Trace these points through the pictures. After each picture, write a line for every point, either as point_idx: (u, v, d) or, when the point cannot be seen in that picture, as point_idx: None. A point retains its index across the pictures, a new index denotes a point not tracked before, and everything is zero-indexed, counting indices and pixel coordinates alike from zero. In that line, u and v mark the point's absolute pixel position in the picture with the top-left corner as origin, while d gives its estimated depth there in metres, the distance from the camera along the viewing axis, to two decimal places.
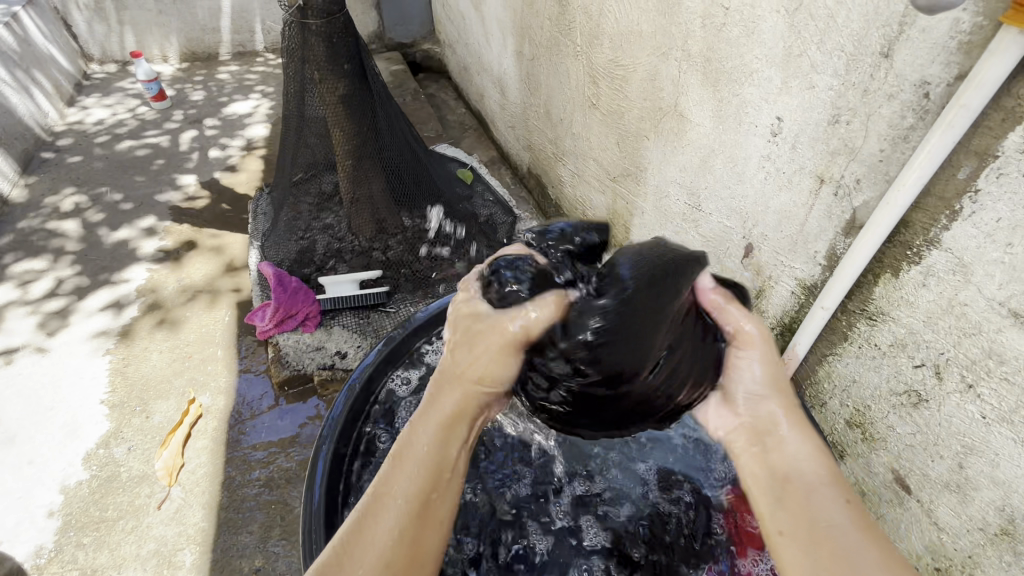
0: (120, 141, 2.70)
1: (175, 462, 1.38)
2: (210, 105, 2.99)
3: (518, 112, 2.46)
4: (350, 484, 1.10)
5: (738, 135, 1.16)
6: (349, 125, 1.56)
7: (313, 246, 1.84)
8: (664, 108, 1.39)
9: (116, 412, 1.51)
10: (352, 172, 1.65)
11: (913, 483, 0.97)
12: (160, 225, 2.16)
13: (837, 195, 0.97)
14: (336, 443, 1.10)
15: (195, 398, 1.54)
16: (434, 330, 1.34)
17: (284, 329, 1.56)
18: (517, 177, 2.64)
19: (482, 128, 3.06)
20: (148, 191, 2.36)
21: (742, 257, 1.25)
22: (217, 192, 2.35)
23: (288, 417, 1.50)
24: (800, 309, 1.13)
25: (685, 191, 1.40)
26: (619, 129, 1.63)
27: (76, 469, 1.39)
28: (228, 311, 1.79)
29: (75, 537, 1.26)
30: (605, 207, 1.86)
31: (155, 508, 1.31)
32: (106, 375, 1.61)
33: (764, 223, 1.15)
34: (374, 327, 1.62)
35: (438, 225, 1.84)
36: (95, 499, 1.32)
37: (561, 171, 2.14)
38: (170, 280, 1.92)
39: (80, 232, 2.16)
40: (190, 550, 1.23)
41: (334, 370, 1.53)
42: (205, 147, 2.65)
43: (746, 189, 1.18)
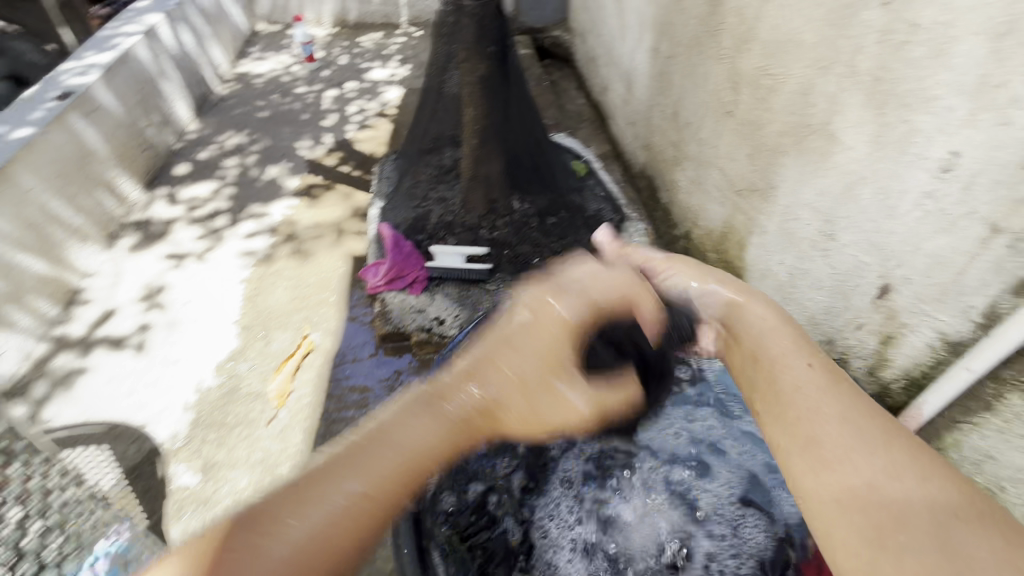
0: (274, 94, 3.00)
1: (286, 387, 1.56)
2: (352, 69, 3.22)
3: (643, 109, 2.40)
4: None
5: (898, 166, 1.06)
6: (482, 105, 1.60)
7: (427, 216, 1.93)
8: (811, 125, 1.30)
9: (244, 333, 1.73)
10: (475, 150, 1.69)
11: None
12: (298, 175, 2.40)
13: (1013, 249, 0.86)
14: None
15: (308, 334, 1.72)
16: None
17: (393, 288, 1.67)
18: (628, 176, 2.59)
19: (600, 120, 3.03)
20: (292, 142, 2.62)
21: (874, 297, 1.15)
22: (348, 152, 2.55)
23: (383, 367, 1.64)
24: (936, 365, 1.03)
25: (819, 216, 1.30)
26: (754, 140, 1.54)
27: (209, 375, 1.61)
28: (345, 262, 1.97)
29: (202, 431, 1.47)
30: (721, 219, 1.78)
31: (265, 423, 1.49)
32: (240, 300, 1.83)
33: (911, 266, 1.05)
34: (473, 301, 1.69)
35: (545, 212, 1.87)
36: (220, 404, 1.53)
37: (678, 176, 2.08)
38: (300, 225, 2.13)
39: (234, 170, 2.45)
40: (289, 467, 1.39)
41: (430, 334, 1.65)
42: (344, 108, 2.88)
43: (895, 226, 1.08)
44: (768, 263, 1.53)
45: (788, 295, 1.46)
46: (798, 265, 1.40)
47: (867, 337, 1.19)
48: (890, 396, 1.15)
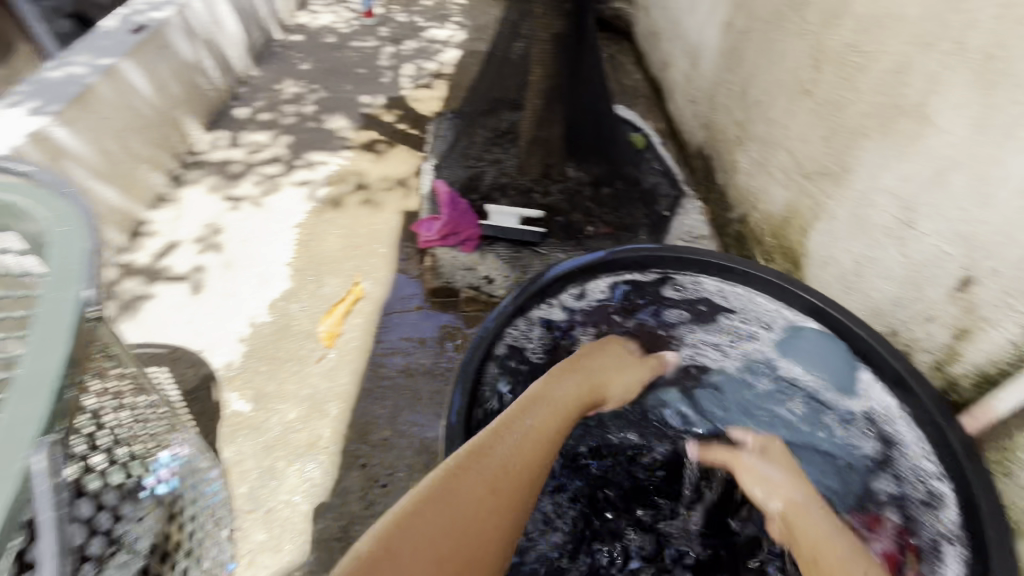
0: (332, 46, 3.01)
1: (336, 329, 1.60)
2: (409, 27, 3.20)
3: (706, 86, 2.33)
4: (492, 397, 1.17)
5: (1001, 151, 1.00)
6: (551, 66, 1.59)
7: (481, 176, 1.93)
8: (902, 107, 1.24)
9: (297, 275, 1.77)
10: (539, 112, 1.69)
11: None
12: (353, 128, 2.42)
13: None
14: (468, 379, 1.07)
15: (359, 282, 1.76)
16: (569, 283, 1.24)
17: (446, 243, 1.65)
18: (682, 155, 2.53)
19: (656, 97, 2.95)
20: (348, 96, 2.63)
21: (952, 289, 1.11)
22: (403, 109, 2.55)
23: (429, 321, 1.66)
24: (1015, 364, 0.99)
25: (898, 203, 1.25)
26: (832, 121, 1.48)
27: (263, 312, 1.66)
28: (397, 216, 1.98)
29: (255, 363, 1.52)
30: (783, 203, 1.73)
31: (315, 361, 1.53)
32: (294, 244, 1.88)
33: (999, 258, 1.01)
34: (523, 264, 1.67)
35: (601, 183, 1.85)
36: (274, 340, 1.58)
37: (738, 157, 2.02)
38: (353, 177, 2.15)
39: (291, 118, 2.48)
40: (336, 404, 1.44)
41: (479, 292, 1.69)
42: (400, 66, 2.86)
43: (987, 215, 1.03)
44: (832, 251, 1.49)
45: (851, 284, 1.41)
46: (867, 253, 1.35)
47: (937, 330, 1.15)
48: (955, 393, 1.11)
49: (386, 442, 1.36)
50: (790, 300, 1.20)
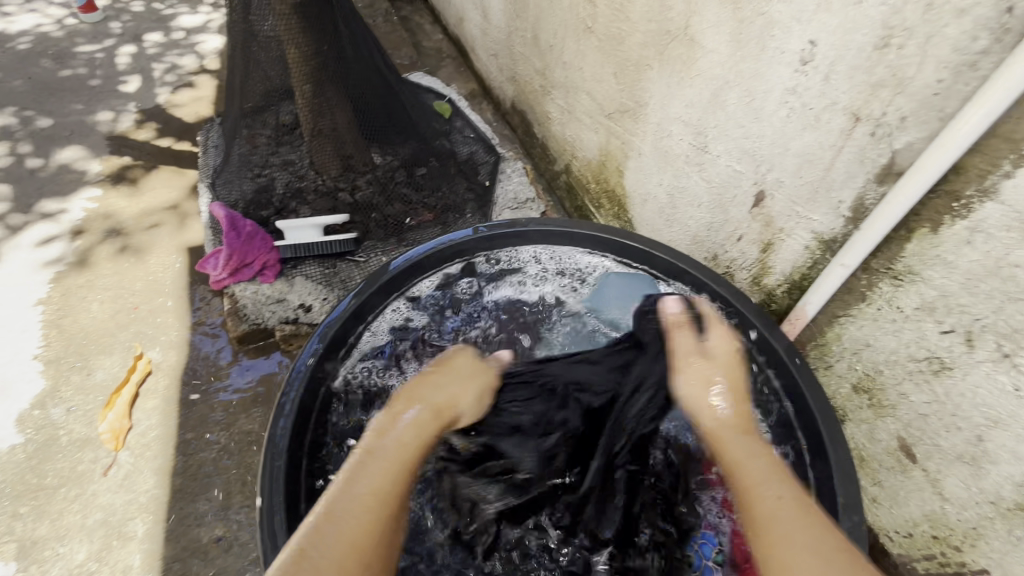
0: (44, 56, 2.34)
1: (122, 424, 1.25)
2: (149, 18, 2.61)
3: (502, 37, 2.20)
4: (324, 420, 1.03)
5: (760, 64, 1.00)
6: (305, 43, 1.33)
7: (272, 185, 1.64)
8: (672, 32, 1.21)
9: (52, 369, 1.35)
10: (312, 101, 1.44)
11: (920, 452, 0.91)
12: (96, 157, 1.91)
13: (874, 135, 0.84)
14: (300, 398, 0.97)
15: (142, 353, 1.39)
16: (407, 283, 1.19)
17: (240, 278, 1.39)
18: (499, 114, 2.41)
19: (461, 56, 2.77)
20: (80, 117, 2.07)
21: (751, 205, 1.13)
22: (161, 121, 2.08)
23: (247, 375, 1.37)
24: (814, 265, 1.03)
25: (691, 129, 1.24)
26: (617, 56, 1.44)
27: (9, 432, 1.24)
28: (179, 256, 1.61)
29: (11, 506, 1.13)
30: (597, 147, 1.69)
31: (100, 474, 1.18)
32: (39, 328, 1.43)
33: (781, 168, 1.02)
34: (342, 278, 1.46)
35: (412, 163, 1.66)
36: (32, 465, 1.19)
37: (548, 107, 1.95)
38: (109, 221, 1.70)
39: (2, 161, 1.89)
40: (142, 520, 1.12)
41: (298, 325, 1.40)
42: (146, 68, 2.32)
43: (763, 128, 1.04)
44: (648, 187, 1.48)
45: (670, 216, 1.42)
46: (676, 184, 1.35)
47: (748, 247, 1.18)
48: (775, 302, 1.16)
49: (220, 545, 1.10)
50: (608, 248, 1.23)
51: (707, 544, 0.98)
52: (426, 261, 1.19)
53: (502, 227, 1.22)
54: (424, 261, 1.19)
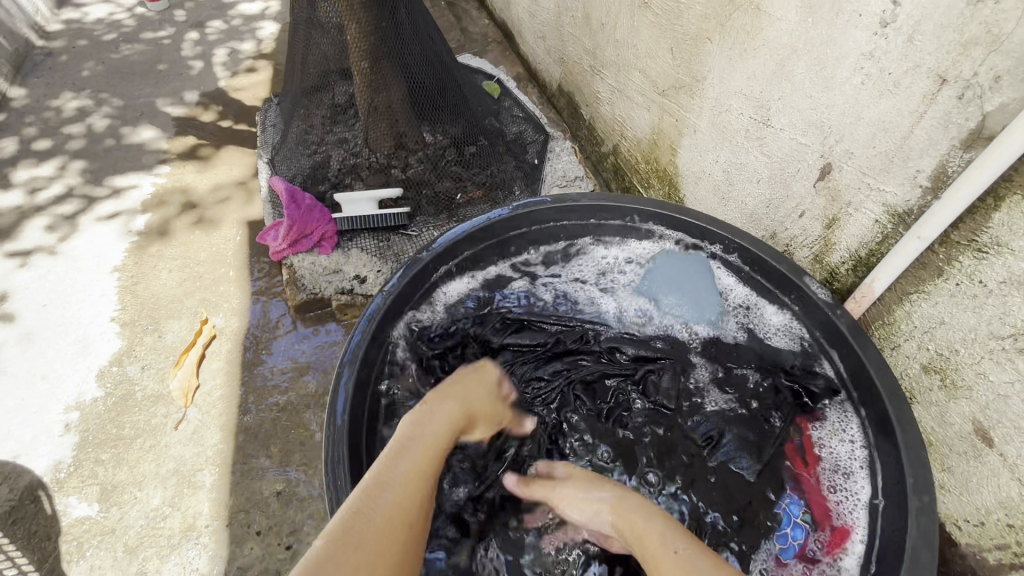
0: (116, 43, 2.48)
1: (191, 382, 1.33)
2: (211, 6, 2.72)
3: (550, 19, 2.18)
4: (377, 401, 1.03)
5: (833, 29, 0.96)
6: (365, 19, 1.37)
7: (327, 162, 1.68)
8: (736, 2, 1.18)
9: (128, 330, 1.44)
10: (368, 77, 1.47)
11: (997, 435, 0.87)
12: (164, 136, 2.01)
13: (962, 98, 0.79)
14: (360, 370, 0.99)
15: (208, 318, 1.47)
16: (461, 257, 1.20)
17: (300, 249, 1.45)
18: (545, 96, 2.40)
19: (507, 40, 2.76)
20: (149, 99, 2.18)
21: (816, 179, 1.09)
22: (222, 102, 2.17)
23: (304, 342, 1.42)
24: (884, 240, 0.98)
25: (752, 102, 1.21)
26: (675, 30, 1.41)
27: (90, 386, 1.34)
28: (239, 229, 1.69)
29: (93, 453, 1.22)
30: (648, 125, 1.67)
31: (172, 428, 1.26)
32: (116, 292, 1.53)
33: (852, 138, 0.98)
34: (395, 251, 1.50)
35: (462, 141, 1.65)
36: (112, 417, 1.28)
37: (598, 87, 1.92)
38: (176, 195, 1.79)
39: (81, 139, 2.02)
40: (209, 471, 1.19)
41: (353, 295, 1.44)
42: (208, 53, 2.43)
43: (833, 97, 1.00)
44: (703, 165, 1.44)
45: (725, 194, 1.39)
46: (734, 160, 1.32)
47: (811, 224, 1.14)
48: (837, 280, 1.12)
49: (280, 499, 1.15)
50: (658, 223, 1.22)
51: (792, 505, 0.95)
52: (478, 233, 1.19)
53: (550, 202, 1.22)
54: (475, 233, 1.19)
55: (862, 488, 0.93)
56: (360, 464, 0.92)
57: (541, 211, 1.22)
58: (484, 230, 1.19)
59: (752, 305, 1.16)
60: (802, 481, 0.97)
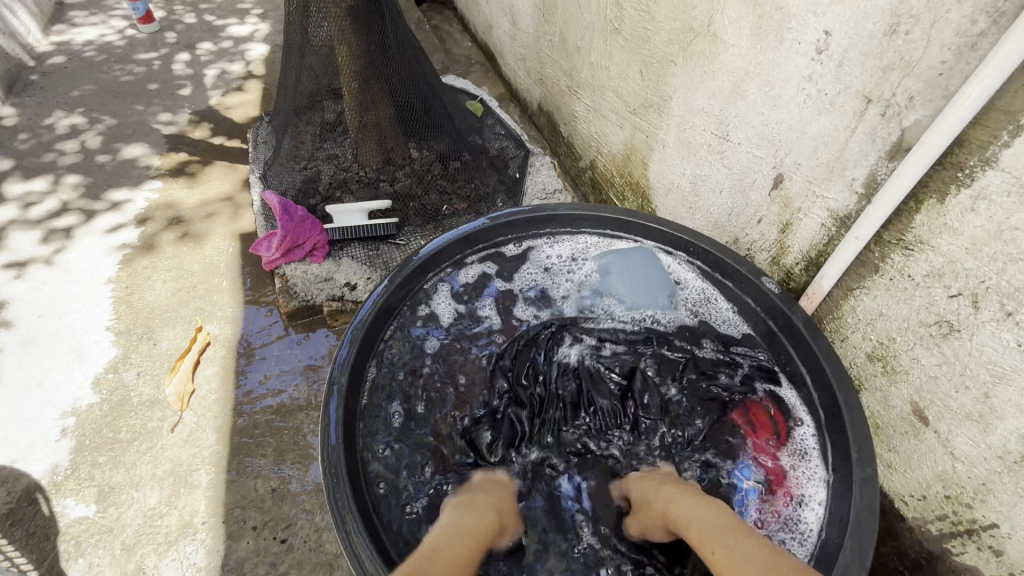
0: (108, 63, 2.54)
1: (186, 388, 1.37)
2: (201, 28, 2.80)
3: (531, 42, 2.31)
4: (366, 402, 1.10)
5: (777, 55, 1.08)
6: (355, 43, 1.46)
7: (318, 176, 1.76)
8: (695, 30, 1.30)
9: (123, 339, 1.49)
10: (358, 96, 1.56)
11: (931, 414, 0.97)
12: (156, 153, 2.07)
13: (884, 115, 0.91)
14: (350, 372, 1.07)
15: (202, 326, 1.52)
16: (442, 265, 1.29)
17: (292, 259, 1.51)
18: (526, 115, 2.52)
19: (489, 62, 2.88)
20: (142, 117, 2.24)
21: (770, 188, 1.20)
22: (214, 120, 2.24)
23: (296, 347, 1.48)
24: (830, 241, 1.09)
25: (713, 120, 1.33)
26: (643, 55, 1.53)
27: (86, 393, 1.37)
28: (232, 241, 1.75)
29: (90, 456, 1.26)
30: (622, 142, 1.79)
31: (168, 431, 1.30)
32: (110, 302, 1.57)
33: (799, 151, 1.10)
34: (384, 260, 1.57)
35: (448, 156, 1.75)
36: (108, 421, 1.31)
37: (575, 106, 2.05)
38: (169, 209, 1.85)
39: (74, 156, 2.06)
40: (205, 471, 1.24)
41: (343, 302, 1.51)
42: (200, 73, 2.50)
43: (781, 115, 1.12)
44: (672, 177, 1.56)
45: (692, 204, 1.50)
46: (699, 172, 1.43)
47: (768, 229, 1.25)
48: (792, 280, 1.22)
49: (275, 495, 1.20)
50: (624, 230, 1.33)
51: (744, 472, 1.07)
52: (458, 242, 1.29)
53: (524, 213, 1.32)
54: (455, 242, 1.29)
55: (812, 466, 1.04)
56: (353, 454, 1.01)
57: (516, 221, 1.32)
58: (463, 240, 1.29)
59: (706, 296, 1.27)
60: (757, 447, 1.10)
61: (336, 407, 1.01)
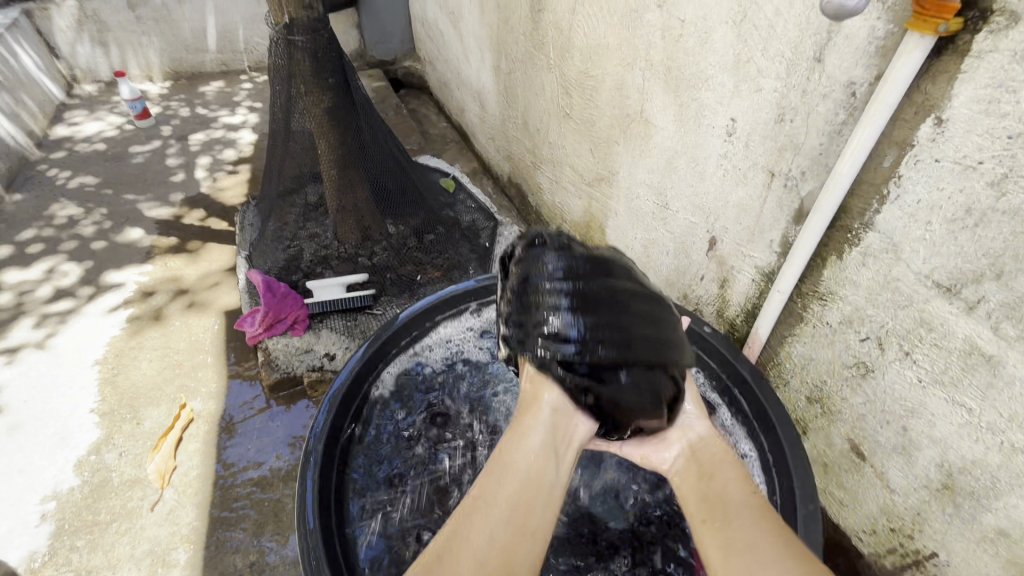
0: (105, 156, 2.72)
1: (168, 465, 1.40)
2: (194, 121, 3.02)
3: (498, 124, 2.54)
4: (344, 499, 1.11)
5: (698, 136, 1.25)
6: (333, 136, 1.62)
7: (300, 254, 1.89)
8: (631, 115, 1.49)
9: (107, 420, 1.53)
10: (337, 181, 1.71)
11: (866, 449, 1.05)
12: (146, 238, 2.19)
13: (786, 187, 1.06)
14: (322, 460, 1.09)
15: (186, 403, 1.57)
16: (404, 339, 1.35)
17: (274, 333, 1.60)
18: (497, 187, 2.71)
19: (463, 140, 3.12)
20: (136, 205, 2.39)
21: (707, 250, 1.34)
22: (203, 205, 2.39)
23: (278, 420, 1.53)
24: (761, 295, 1.21)
25: (654, 190, 1.49)
26: (592, 135, 1.72)
27: (68, 476, 1.40)
28: (216, 318, 1.83)
29: (68, 540, 1.27)
30: (582, 210, 1.95)
31: (148, 509, 1.32)
32: (96, 384, 1.63)
33: (725, 217, 1.24)
34: (362, 329, 1.67)
35: (423, 230, 1.89)
36: (89, 503, 1.34)
37: (539, 179, 2.23)
38: (157, 290, 1.94)
39: (68, 243, 2.18)
40: (184, 549, 1.25)
41: (323, 371, 1.58)
42: (191, 162, 2.69)
43: (708, 186, 1.27)
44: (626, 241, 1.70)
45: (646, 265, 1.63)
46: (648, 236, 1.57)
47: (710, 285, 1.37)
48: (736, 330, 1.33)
49: (253, 570, 1.22)
50: None
51: None
52: (413, 321, 1.36)
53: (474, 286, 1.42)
54: (411, 321, 1.35)
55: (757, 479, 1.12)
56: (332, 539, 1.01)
57: (467, 292, 1.42)
58: (420, 316, 1.37)
59: None
60: None
61: (312, 497, 1.04)
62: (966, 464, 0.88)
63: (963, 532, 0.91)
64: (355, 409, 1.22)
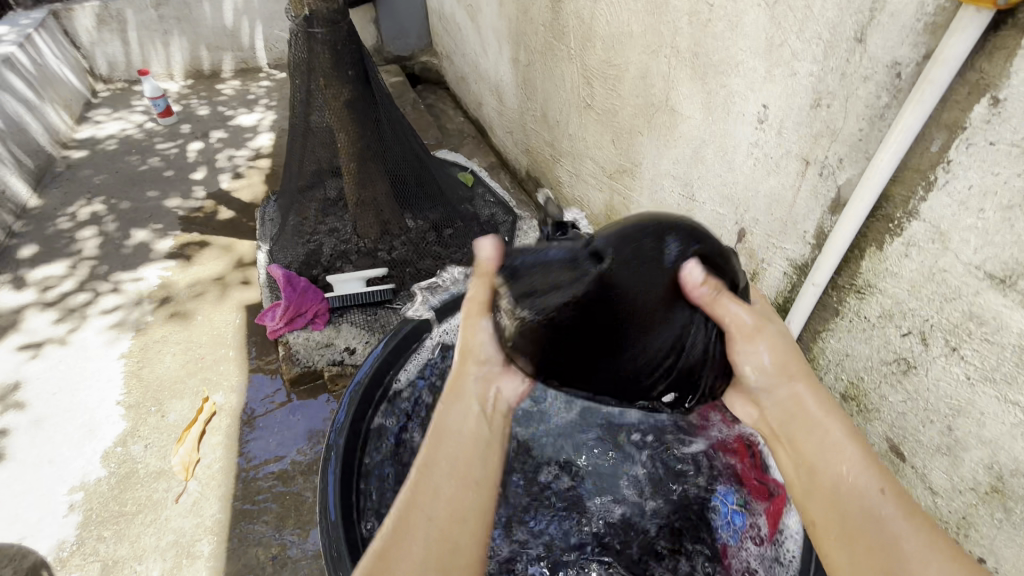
0: (129, 154, 2.77)
1: (191, 457, 1.42)
2: (215, 118, 3.06)
3: (516, 117, 2.51)
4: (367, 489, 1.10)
5: (727, 124, 1.21)
6: (353, 129, 1.62)
7: (320, 249, 1.88)
8: (656, 104, 1.45)
9: (132, 412, 1.55)
10: (356, 175, 1.70)
11: (907, 449, 1.00)
12: (169, 233, 2.22)
13: (821, 175, 1.01)
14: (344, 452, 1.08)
15: (208, 397, 1.58)
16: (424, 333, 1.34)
17: (295, 326, 1.60)
18: (516, 181, 2.68)
19: (481, 134, 3.10)
20: (160, 201, 2.42)
21: (735, 242, 1.30)
22: (224, 201, 2.41)
23: (299, 414, 1.53)
24: (793, 288, 1.17)
25: (679, 181, 1.45)
26: (614, 126, 1.68)
27: (95, 467, 1.42)
28: (238, 313, 1.84)
29: (96, 530, 1.29)
30: (603, 203, 1.91)
31: (173, 501, 1.34)
32: (122, 377, 1.65)
33: (755, 208, 1.20)
34: (381, 323, 1.66)
35: (441, 225, 1.88)
36: (115, 494, 1.35)
37: (559, 173, 2.20)
38: (179, 285, 1.96)
39: (94, 239, 2.22)
40: (207, 541, 1.26)
41: (343, 366, 1.57)
42: (212, 158, 2.71)
43: (737, 176, 1.23)
44: None
45: None
46: None
47: None
48: None
49: (275, 563, 1.22)
50: None
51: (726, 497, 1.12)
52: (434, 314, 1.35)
53: None
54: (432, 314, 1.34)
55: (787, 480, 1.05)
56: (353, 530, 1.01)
57: None
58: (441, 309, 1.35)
59: None
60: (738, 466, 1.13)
61: (334, 489, 1.03)
62: (1018, 466, 0.83)
63: (1014, 538, 0.86)
64: (377, 401, 1.21)
